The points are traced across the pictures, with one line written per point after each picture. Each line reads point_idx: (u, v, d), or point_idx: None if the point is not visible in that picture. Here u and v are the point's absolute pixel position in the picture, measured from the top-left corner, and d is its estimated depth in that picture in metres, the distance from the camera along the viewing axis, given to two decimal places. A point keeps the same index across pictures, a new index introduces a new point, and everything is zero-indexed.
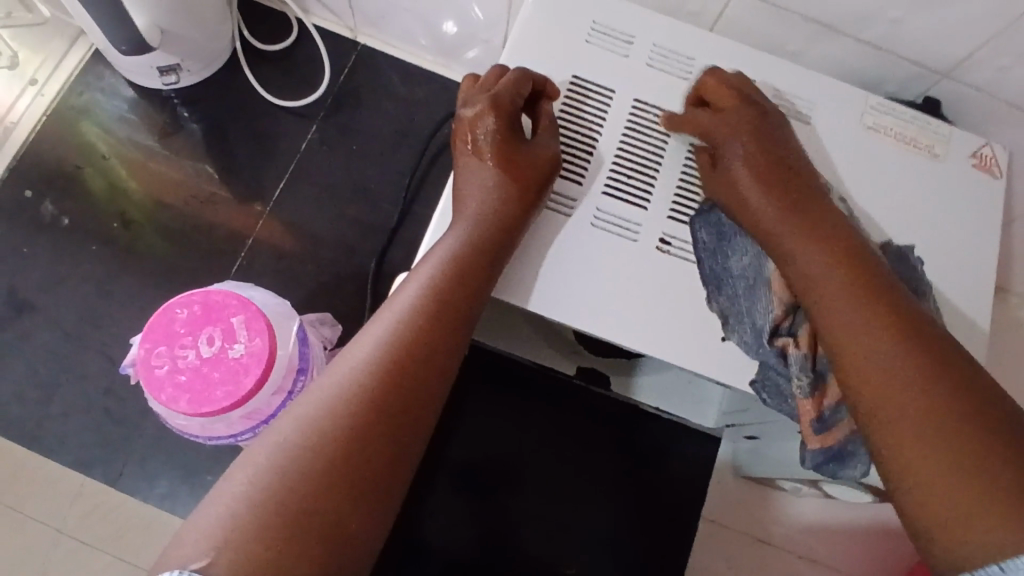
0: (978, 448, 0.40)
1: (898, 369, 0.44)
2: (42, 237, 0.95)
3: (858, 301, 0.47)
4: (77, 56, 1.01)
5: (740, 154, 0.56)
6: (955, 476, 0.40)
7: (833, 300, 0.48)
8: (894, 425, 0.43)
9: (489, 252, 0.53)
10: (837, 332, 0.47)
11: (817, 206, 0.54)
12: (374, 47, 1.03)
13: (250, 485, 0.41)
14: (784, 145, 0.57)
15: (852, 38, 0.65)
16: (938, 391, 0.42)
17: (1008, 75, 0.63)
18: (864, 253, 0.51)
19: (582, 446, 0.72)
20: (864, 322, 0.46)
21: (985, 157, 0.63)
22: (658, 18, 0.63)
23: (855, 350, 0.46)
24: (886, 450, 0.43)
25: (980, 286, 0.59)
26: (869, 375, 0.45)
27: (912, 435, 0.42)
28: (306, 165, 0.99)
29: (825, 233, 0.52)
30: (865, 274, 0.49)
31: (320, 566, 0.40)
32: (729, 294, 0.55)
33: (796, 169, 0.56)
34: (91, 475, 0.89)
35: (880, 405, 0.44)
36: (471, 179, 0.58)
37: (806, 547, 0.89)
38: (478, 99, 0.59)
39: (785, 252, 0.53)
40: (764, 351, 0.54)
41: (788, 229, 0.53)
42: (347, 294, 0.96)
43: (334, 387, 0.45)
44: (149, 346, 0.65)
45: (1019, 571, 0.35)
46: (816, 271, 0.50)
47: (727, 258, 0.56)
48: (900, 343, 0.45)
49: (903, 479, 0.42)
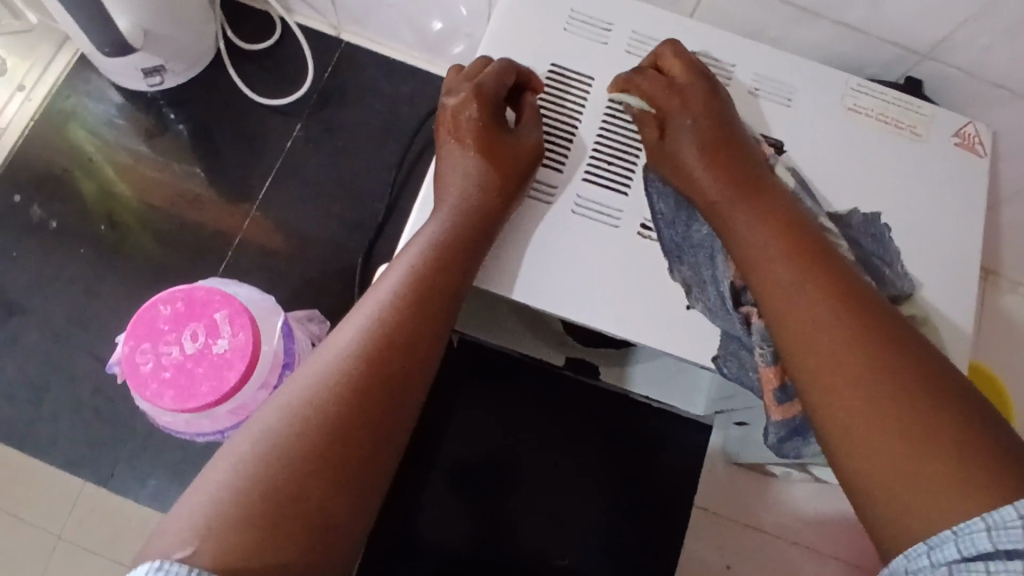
0: (930, 420, 0.40)
1: (845, 351, 0.43)
2: (31, 240, 0.96)
3: (805, 282, 0.47)
4: (63, 60, 1.01)
5: (688, 131, 0.55)
6: (904, 454, 0.39)
7: (780, 283, 0.48)
8: (844, 407, 0.42)
9: (470, 241, 0.53)
10: (783, 307, 0.47)
11: (756, 182, 0.53)
12: (359, 44, 1.03)
13: (233, 474, 0.41)
14: (728, 119, 0.56)
15: (829, 20, 0.65)
16: (884, 368, 0.42)
17: (987, 53, 0.63)
18: (807, 229, 0.50)
19: (572, 438, 0.72)
20: (812, 302, 0.46)
21: (968, 136, 0.63)
22: (636, 5, 0.63)
23: (801, 331, 0.46)
24: (834, 421, 0.43)
25: (962, 264, 0.59)
26: (816, 358, 0.44)
27: (864, 417, 0.41)
28: (292, 163, 1.00)
29: (769, 212, 0.51)
30: (812, 251, 0.48)
31: (305, 555, 0.40)
32: (690, 261, 0.56)
33: (740, 146, 0.55)
34: (84, 477, 0.89)
35: (830, 388, 0.43)
36: (454, 167, 0.57)
37: (801, 534, 0.89)
38: (462, 88, 0.58)
39: (732, 234, 0.52)
40: (728, 317, 0.53)
41: (732, 209, 0.52)
42: (335, 291, 0.96)
43: (317, 376, 0.45)
44: (133, 343, 0.66)
45: (981, 537, 0.36)
46: (761, 252, 0.49)
47: (686, 226, 0.56)
48: (844, 323, 0.44)
49: (853, 448, 0.41)
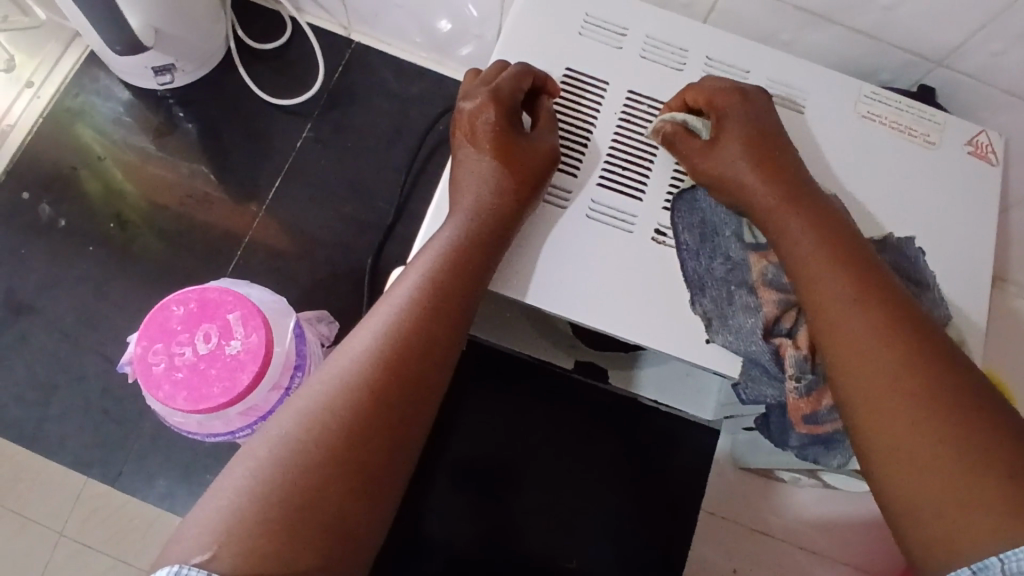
0: (980, 443, 0.39)
1: (895, 374, 0.43)
2: (39, 239, 0.95)
3: (858, 302, 0.46)
4: (72, 58, 1.01)
5: (736, 138, 0.55)
6: (951, 479, 0.39)
7: (829, 301, 0.47)
8: (891, 429, 0.42)
9: (487, 246, 0.53)
10: (834, 318, 0.46)
11: (803, 191, 0.52)
12: (368, 44, 1.03)
13: (251, 478, 0.41)
14: (776, 136, 0.55)
15: (844, 27, 0.65)
16: (936, 393, 0.41)
17: (1001, 61, 0.63)
18: (861, 249, 0.49)
19: (581, 439, 0.72)
20: (864, 322, 0.45)
21: (981, 144, 0.63)
22: (651, 10, 0.63)
23: (851, 350, 0.45)
24: (880, 440, 0.42)
25: (976, 272, 0.59)
26: (863, 379, 0.44)
27: (911, 440, 0.41)
28: (301, 163, 0.99)
29: (818, 227, 0.50)
30: (866, 271, 0.48)
31: (322, 560, 0.40)
32: (710, 291, 0.55)
33: (791, 163, 0.54)
34: (91, 476, 0.89)
35: (876, 410, 0.43)
36: (469, 171, 0.56)
37: (807, 538, 0.89)
38: (479, 91, 0.58)
39: (780, 245, 0.52)
40: (758, 347, 0.53)
41: (780, 222, 0.52)
42: (344, 291, 0.96)
43: (335, 379, 0.45)
44: (146, 343, 0.65)
45: None
46: (811, 269, 0.49)
47: (710, 258, 0.56)
48: (897, 344, 0.44)
49: (898, 468, 0.41)
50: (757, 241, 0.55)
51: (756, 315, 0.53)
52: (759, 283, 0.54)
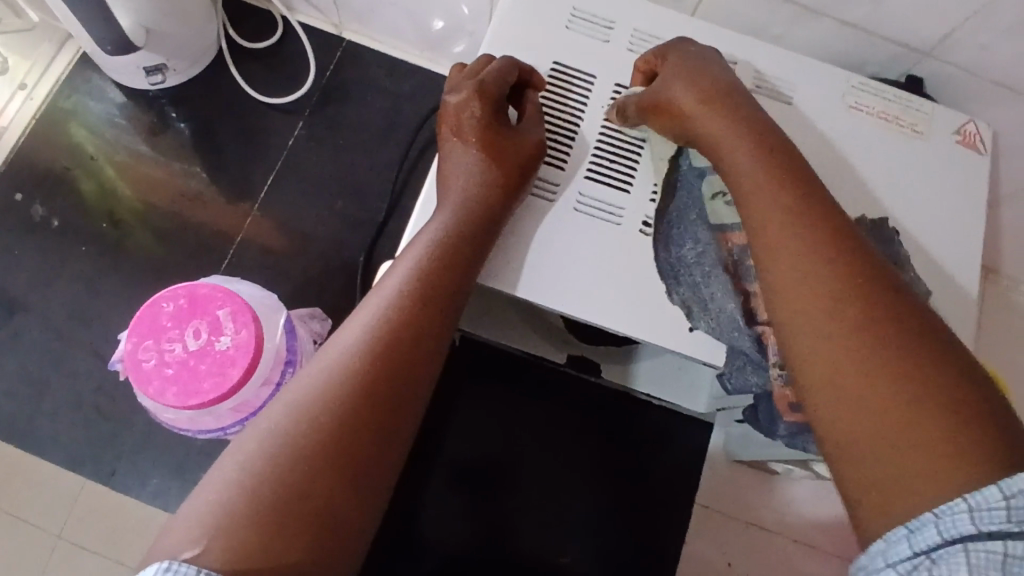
0: (921, 391, 0.39)
1: (838, 322, 0.42)
2: (33, 239, 0.96)
3: (809, 248, 0.45)
4: (65, 59, 1.01)
5: (689, 85, 0.54)
6: (889, 429, 0.39)
7: (784, 245, 0.46)
8: (832, 378, 0.42)
9: (472, 237, 0.53)
10: (781, 265, 0.46)
11: (758, 130, 0.52)
12: (361, 42, 1.03)
13: (240, 471, 0.41)
14: (731, 81, 0.54)
15: (831, 18, 0.65)
16: (883, 340, 0.41)
17: (989, 51, 0.63)
18: (816, 192, 0.48)
19: (573, 435, 0.72)
20: (810, 270, 0.44)
21: (969, 134, 0.63)
22: (637, 3, 0.63)
23: (800, 297, 0.44)
24: (822, 389, 0.42)
25: (964, 261, 0.59)
26: (808, 327, 0.43)
27: (851, 389, 0.41)
28: (294, 162, 1.00)
29: (773, 169, 0.49)
30: (823, 215, 0.47)
31: (313, 551, 0.40)
32: (688, 277, 0.56)
33: (744, 103, 0.54)
34: (85, 474, 0.89)
35: (820, 357, 0.42)
36: (456, 164, 0.57)
37: (802, 531, 0.89)
38: (465, 85, 0.58)
39: (733, 185, 0.51)
40: (739, 334, 0.54)
41: (735, 165, 0.51)
42: (337, 288, 0.96)
43: (324, 373, 0.45)
44: (136, 340, 0.66)
45: (963, 519, 0.36)
46: (765, 216, 0.48)
47: (681, 246, 0.56)
48: (849, 291, 0.43)
49: (840, 418, 0.41)
50: (723, 222, 0.56)
51: (736, 299, 0.54)
52: (729, 264, 0.55)
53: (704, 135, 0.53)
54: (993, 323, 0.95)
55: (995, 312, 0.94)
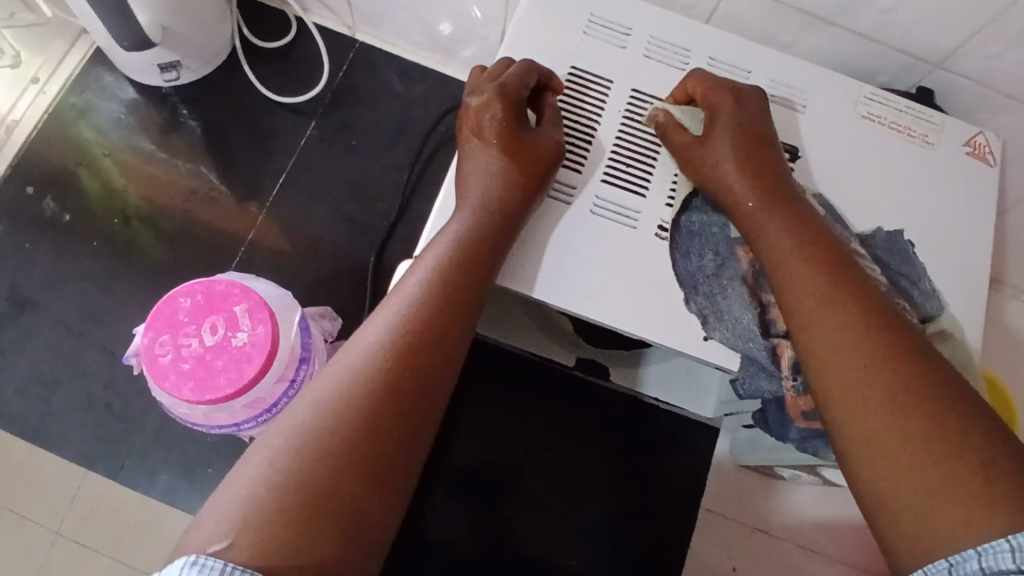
0: (957, 438, 0.40)
1: (873, 379, 0.44)
2: (43, 234, 0.96)
3: (840, 308, 0.47)
4: (78, 56, 1.02)
5: (723, 135, 0.56)
6: (930, 478, 0.40)
7: (814, 304, 0.48)
8: (869, 433, 0.42)
9: (494, 239, 0.54)
10: (808, 315, 0.48)
11: (784, 189, 0.54)
12: (372, 44, 1.04)
13: (269, 466, 0.41)
14: (762, 141, 0.57)
15: (844, 29, 0.66)
16: (919, 397, 0.42)
17: (999, 62, 0.64)
18: (842, 253, 0.50)
19: (579, 440, 0.73)
20: (837, 321, 0.46)
21: (979, 145, 0.64)
22: (654, 10, 0.63)
23: (832, 355, 0.46)
24: (854, 435, 0.43)
25: (975, 270, 0.60)
26: (841, 384, 0.45)
27: (888, 444, 0.42)
28: (304, 162, 1.00)
29: (802, 232, 0.52)
30: (844, 275, 0.49)
31: (341, 546, 0.40)
32: (705, 287, 0.56)
33: (774, 162, 0.56)
34: (92, 471, 0.89)
35: (857, 415, 0.43)
36: (476, 166, 0.57)
37: (806, 536, 0.89)
38: (486, 87, 0.59)
39: (762, 248, 0.53)
40: (756, 345, 0.54)
41: (767, 228, 0.53)
42: (347, 289, 0.96)
43: (348, 371, 0.46)
44: (152, 335, 0.66)
45: (1005, 555, 0.36)
46: (795, 277, 0.50)
47: (700, 257, 0.57)
48: (884, 353, 0.44)
49: (876, 462, 0.42)
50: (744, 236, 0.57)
51: (752, 311, 0.55)
52: (748, 277, 0.56)
53: (729, 188, 0.55)
54: (996, 331, 0.96)
55: (999, 319, 0.96)
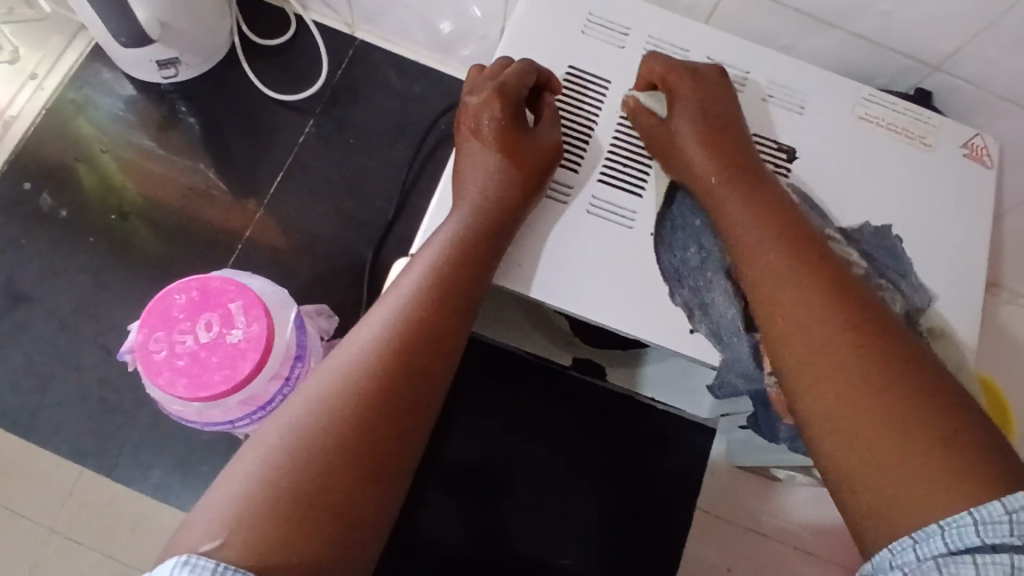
0: (915, 411, 0.39)
1: (833, 350, 0.43)
2: (39, 229, 0.96)
3: (800, 279, 0.46)
4: (76, 51, 1.01)
5: (685, 117, 0.56)
6: (886, 447, 0.39)
7: (774, 277, 0.47)
8: (829, 405, 0.42)
9: (490, 239, 0.53)
10: (767, 292, 0.47)
11: (745, 164, 0.54)
12: (371, 42, 1.04)
13: (263, 465, 0.41)
14: (728, 120, 0.56)
15: (843, 30, 0.66)
16: (877, 367, 0.42)
17: (998, 65, 0.64)
18: (803, 228, 0.50)
19: (575, 440, 0.73)
20: (796, 296, 0.46)
21: (976, 147, 0.64)
22: (652, 10, 0.63)
23: (793, 326, 0.45)
24: (814, 411, 0.42)
25: (971, 273, 0.60)
26: (801, 355, 0.44)
27: (847, 413, 0.41)
28: (303, 159, 1.00)
29: (763, 207, 0.51)
30: (804, 247, 0.48)
31: (337, 546, 0.40)
32: (689, 280, 0.55)
33: (739, 139, 0.55)
34: (87, 466, 0.89)
35: (817, 386, 0.43)
36: (472, 165, 0.57)
37: (800, 538, 0.89)
38: (484, 85, 0.59)
39: (723, 223, 0.52)
40: (738, 341, 0.53)
41: (728, 205, 0.52)
42: (344, 287, 0.96)
43: (343, 369, 0.46)
44: (147, 331, 0.66)
45: (968, 530, 0.36)
46: (757, 252, 0.49)
47: (683, 250, 0.56)
48: (841, 324, 0.44)
49: (835, 437, 0.41)
50: None
51: (737, 305, 0.53)
52: (731, 270, 0.54)
53: (692, 167, 0.55)
54: (992, 334, 0.96)
55: (996, 323, 0.96)
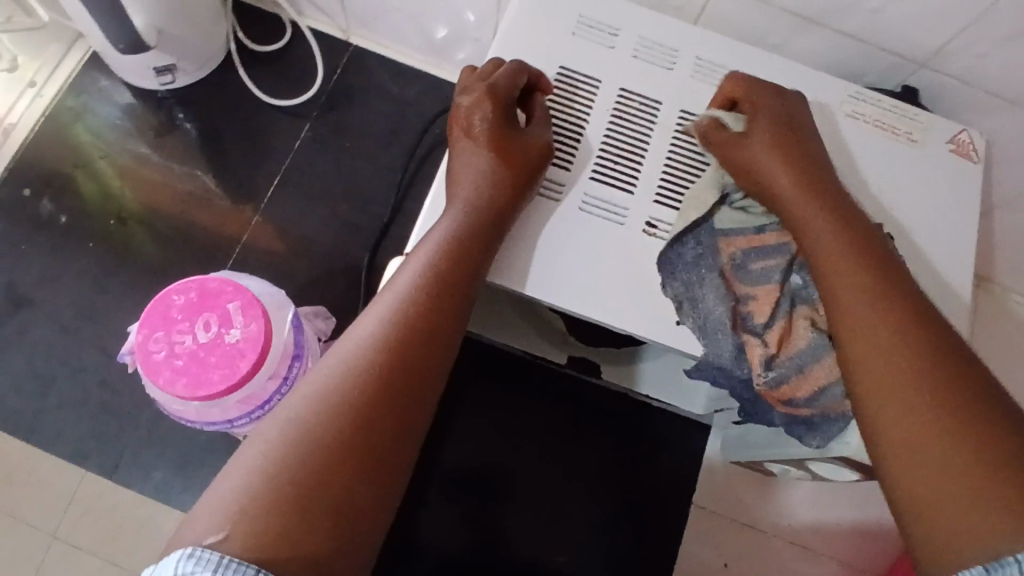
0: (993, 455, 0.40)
1: (920, 381, 0.44)
2: (39, 235, 0.96)
3: (886, 315, 0.47)
4: (74, 59, 1.02)
5: (764, 138, 0.57)
6: (958, 475, 0.40)
7: (859, 305, 0.48)
8: (908, 427, 0.43)
9: (485, 237, 0.54)
10: (849, 320, 0.48)
11: (827, 192, 0.54)
12: (366, 47, 1.05)
13: (262, 459, 0.42)
14: (811, 147, 0.57)
15: (829, 28, 0.67)
16: (963, 411, 0.42)
17: (983, 61, 0.65)
18: (888, 261, 0.51)
19: (572, 441, 0.74)
20: (881, 326, 0.47)
21: (963, 143, 0.65)
22: (642, 11, 0.64)
23: (878, 354, 0.46)
24: (890, 439, 0.44)
25: (958, 265, 0.61)
26: (885, 381, 0.45)
27: (925, 440, 0.42)
28: (300, 164, 1.01)
29: (844, 231, 0.52)
30: (892, 285, 0.49)
31: (335, 536, 0.41)
32: (682, 276, 0.56)
33: (821, 167, 0.56)
34: (87, 469, 0.90)
35: (900, 410, 0.44)
36: (466, 165, 0.58)
37: (797, 533, 0.90)
38: (477, 87, 0.60)
39: (804, 248, 0.53)
40: (724, 339, 0.55)
41: (808, 231, 0.53)
42: (342, 288, 0.97)
43: (341, 365, 0.46)
44: (147, 332, 0.66)
45: None
46: (837, 280, 0.50)
47: (681, 245, 0.57)
48: (934, 361, 0.44)
49: (908, 468, 0.42)
50: (728, 228, 0.57)
51: (726, 305, 0.55)
52: (728, 271, 0.56)
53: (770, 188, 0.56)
54: (984, 328, 0.97)
55: (985, 316, 0.97)
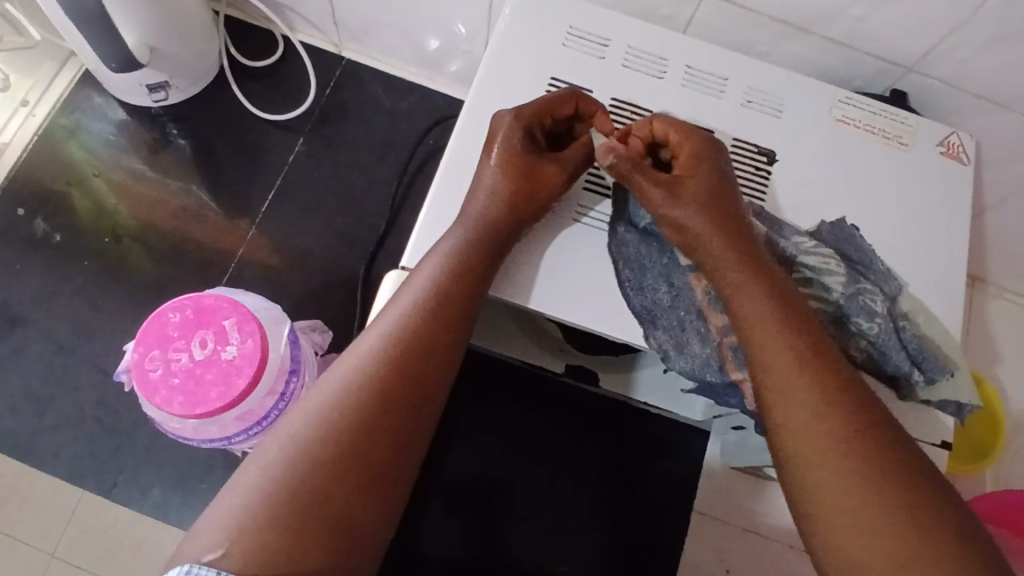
0: (921, 517, 0.41)
1: (844, 468, 0.43)
2: (35, 254, 0.96)
3: (807, 377, 0.45)
4: (67, 76, 1.03)
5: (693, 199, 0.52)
6: (883, 546, 0.41)
7: (781, 364, 0.46)
8: (842, 522, 0.42)
9: (488, 256, 0.53)
10: (776, 381, 0.46)
11: (743, 234, 0.52)
12: (359, 61, 1.05)
13: (263, 476, 0.42)
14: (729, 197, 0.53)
15: (816, 35, 0.68)
16: (883, 471, 0.42)
17: (970, 65, 0.65)
18: (802, 314, 0.48)
19: (566, 449, 0.73)
20: (806, 389, 0.45)
21: (952, 145, 0.66)
22: (632, 21, 0.65)
23: (816, 458, 0.44)
24: (826, 518, 0.43)
25: (951, 269, 0.61)
26: (819, 476, 0.43)
27: (872, 554, 0.41)
28: (294, 179, 1.01)
29: (767, 285, 0.49)
30: (811, 340, 0.47)
31: (331, 552, 0.41)
32: (652, 296, 0.55)
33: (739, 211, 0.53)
34: (85, 488, 0.90)
35: (827, 503, 0.43)
36: (478, 184, 0.56)
37: (798, 538, 0.90)
38: (505, 112, 0.57)
39: (734, 308, 0.49)
40: (715, 372, 0.53)
41: (738, 288, 0.49)
42: (338, 301, 0.97)
43: (340, 382, 0.46)
44: (143, 350, 0.67)
45: None
46: (760, 334, 0.48)
47: (656, 289, 0.55)
48: (869, 457, 0.43)
49: (842, 545, 0.42)
50: (696, 262, 0.54)
51: (714, 343, 0.53)
52: (706, 306, 0.53)
53: (692, 234, 0.52)
54: (979, 329, 0.97)
55: (981, 317, 0.98)
